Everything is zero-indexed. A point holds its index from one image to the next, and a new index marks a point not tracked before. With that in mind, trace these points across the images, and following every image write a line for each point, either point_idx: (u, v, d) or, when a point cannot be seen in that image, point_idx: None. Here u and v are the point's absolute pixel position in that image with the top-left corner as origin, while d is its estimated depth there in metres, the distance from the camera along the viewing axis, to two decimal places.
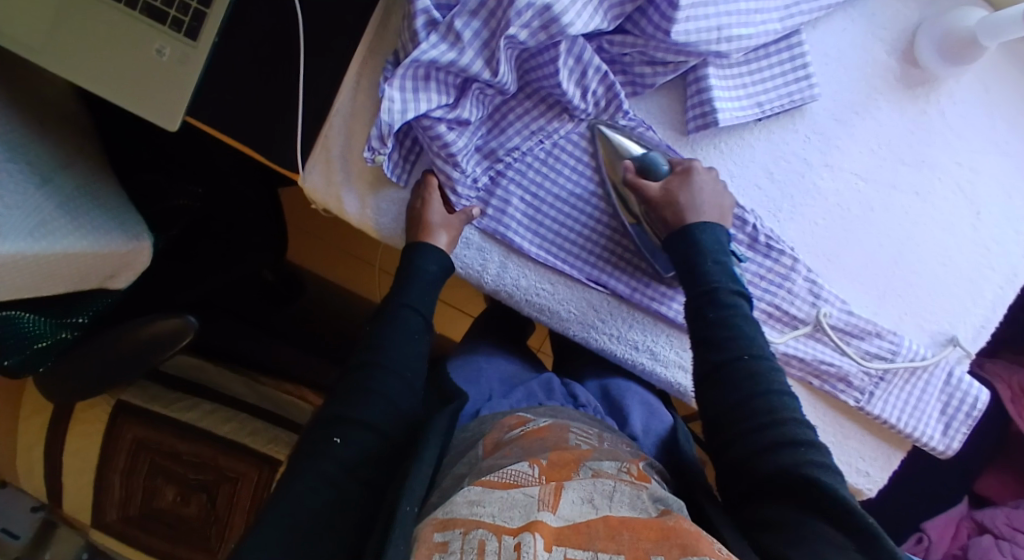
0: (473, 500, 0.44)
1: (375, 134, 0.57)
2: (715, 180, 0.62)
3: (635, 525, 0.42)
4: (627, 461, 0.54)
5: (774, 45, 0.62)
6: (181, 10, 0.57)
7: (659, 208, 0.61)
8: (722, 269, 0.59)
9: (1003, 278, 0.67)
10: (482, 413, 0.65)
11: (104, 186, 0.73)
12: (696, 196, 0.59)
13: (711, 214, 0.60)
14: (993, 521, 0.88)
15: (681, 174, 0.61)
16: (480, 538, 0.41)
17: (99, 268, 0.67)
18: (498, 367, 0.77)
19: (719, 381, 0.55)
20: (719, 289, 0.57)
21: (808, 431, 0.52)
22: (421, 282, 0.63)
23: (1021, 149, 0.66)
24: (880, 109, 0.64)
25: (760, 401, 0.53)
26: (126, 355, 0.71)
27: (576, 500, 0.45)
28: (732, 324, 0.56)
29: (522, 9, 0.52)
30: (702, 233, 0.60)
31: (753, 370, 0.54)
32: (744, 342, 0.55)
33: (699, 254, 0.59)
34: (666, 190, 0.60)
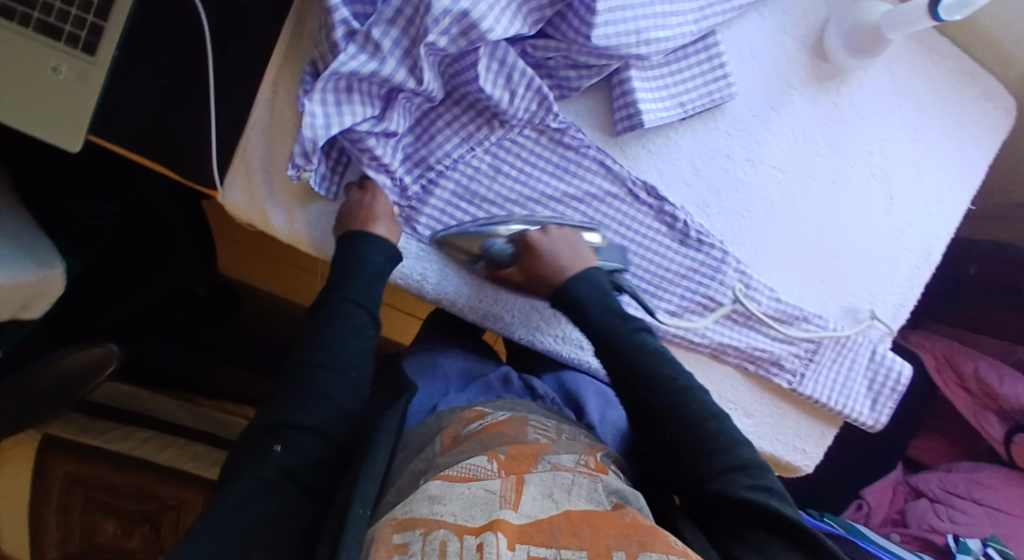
0: (433, 497, 0.43)
1: (297, 152, 0.55)
2: (558, 232, 0.62)
3: (596, 521, 0.42)
4: (584, 453, 0.53)
5: (692, 45, 0.63)
6: (77, 25, 0.53)
7: (530, 273, 0.62)
8: (612, 315, 0.59)
9: (917, 258, 0.70)
10: (439, 408, 0.64)
11: (11, 214, 0.69)
12: (552, 262, 0.61)
13: (572, 269, 0.61)
14: (929, 485, 0.91)
15: (525, 251, 0.61)
16: (441, 539, 0.40)
17: (8, 303, 0.63)
18: (456, 363, 0.75)
19: (655, 417, 0.55)
20: (613, 340, 0.57)
21: (743, 451, 0.52)
22: (360, 276, 0.58)
23: (931, 134, 0.69)
24: (795, 104, 0.66)
25: (698, 430, 0.53)
26: (50, 388, 0.67)
27: (538, 495, 0.45)
28: (642, 367, 0.56)
29: (439, 16, 0.51)
30: (579, 290, 0.60)
31: (683, 402, 0.55)
32: (665, 378, 0.56)
33: (584, 304, 0.60)
34: (525, 273, 0.62)
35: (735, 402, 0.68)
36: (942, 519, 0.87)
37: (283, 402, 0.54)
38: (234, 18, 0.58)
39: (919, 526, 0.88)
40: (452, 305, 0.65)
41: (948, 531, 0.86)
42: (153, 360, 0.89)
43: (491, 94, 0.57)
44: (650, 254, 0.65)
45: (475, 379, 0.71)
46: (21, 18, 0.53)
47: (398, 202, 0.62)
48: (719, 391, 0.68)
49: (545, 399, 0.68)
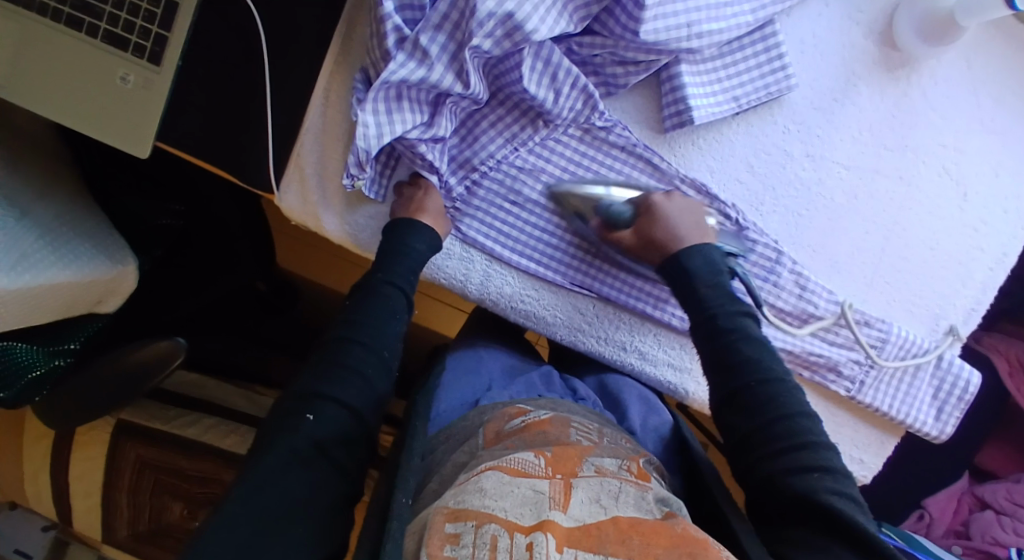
0: (485, 491, 0.44)
1: (352, 162, 0.56)
2: (680, 201, 0.61)
3: (646, 531, 0.42)
4: (627, 458, 0.53)
5: (747, 36, 0.61)
6: (142, 35, 0.56)
7: (644, 237, 0.62)
8: (720, 294, 0.58)
9: (989, 259, 0.66)
10: (481, 404, 0.65)
11: (86, 213, 0.73)
12: (672, 229, 0.60)
13: (688, 242, 0.60)
14: (995, 497, 0.87)
15: (646, 213, 0.61)
16: (492, 534, 0.40)
17: (84, 298, 0.68)
18: (498, 360, 0.75)
19: (740, 406, 0.53)
20: (712, 317, 0.56)
21: (828, 455, 0.49)
22: (400, 261, 0.59)
23: (1008, 128, 0.64)
24: (860, 95, 0.63)
25: (779, 425, 0.51)
26: (119, 379, 0.71)
27: (585, 500, 0.44)
28: (732, 351, 0.54)
29: (484, 19, 0.51)
30: (691, 260, 0.59)
31: (770, 393, 0.52)
32: (753, 366, 0.53)
33: (693, 276, 0.59)
34: (639, 237, 0.62)
35: None
36: (1007, 531, 0.84)
37: (316, 376, 0.54)
38: (287, 25, 0.59)
39: (983, 538, 0.86)
40: (495, 304, 0.65)
41: (1012, 543, 0.84)
42: (217, 351, 0.93)
43: (536, 94, 0.58)
44: None
45: (517, 377, 0.72)
46: (90, 28, 0.56)
47: (442, 202, 0.62)
48: None
49: (585, 400, 0.68)
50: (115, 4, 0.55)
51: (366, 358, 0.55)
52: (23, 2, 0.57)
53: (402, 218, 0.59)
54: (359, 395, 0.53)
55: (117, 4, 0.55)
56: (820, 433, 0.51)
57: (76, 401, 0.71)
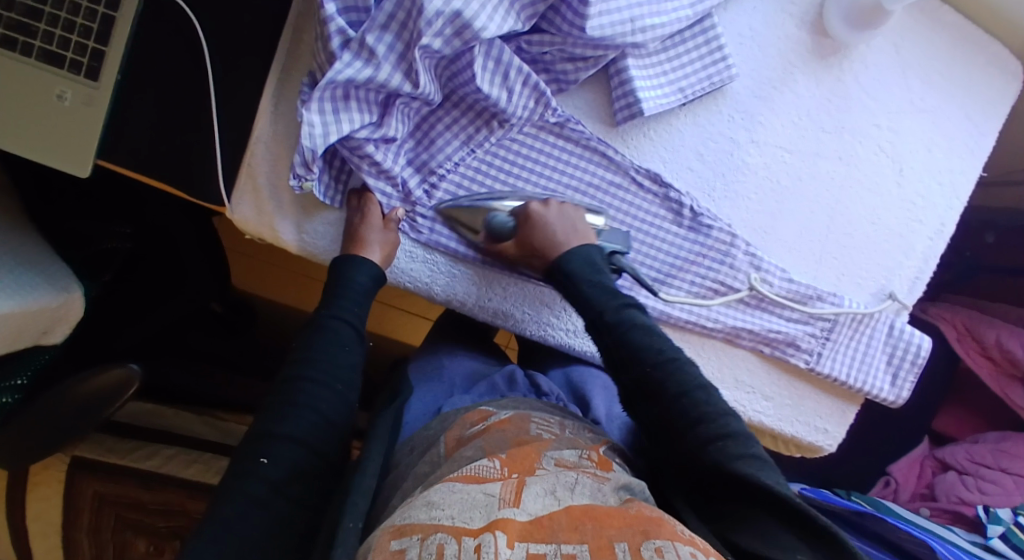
0: (431, 504, 0.44)
1: (298, 162, 0.56)
2: (560, 209, 0.61)
3: (599, 516, 0.42)
4: (586, 448, 0.54)
5: (688, 30, 0.63)
6: (79, 52, 0.55)
7: (528, 246, 0.61)
8: (602, 291, 0.58)
9: (930, 230, 0.69)
10: (443, 411, 0.65)
11: (26, 241, 0.70)
12: (548, 235, 0.60)
13: (569, 246, 0.60)
14: (955, 458, 0.90)
15: (525, 223, 0.60)
16: (439, 542, 0.39)
17: (32, 327, 0.65)
18: (463, 365, 0.75)
19: (648, 391, 0.54)
20: (604, 313, 0.57)
21: (728, 423, 0.50)
22: (347, 295, 0.59)
23: (937, 104, 0.68)
24: (797, 82, 0.65)
25: (681, 403, 0.52)
26: (76, 411, 0.69)
27: (540, 493, 0.44)
28: (631, 339, 0.55)
29: (432, 18, 0.51)
30: (569, 262, 0.60)
31: (668, 372, 0.53)
32: (652, 350, 0.55)
33: (575, 281, 0.59)
34: (521, 246, 0.61)
35: (753, 385, 0.68)
36: (970, 490, 0.87)
37: (272, 411, 0.53)
38: (230, 32, 0.58)
39: (948, 499, 0.88)
40: (461, 306, 0.65)
41: (978, 501, 0.86)
42: (177, 374, 0.89)
43: (490, 93, 0.58)
44: (655, 241, 0.65)
45: (479, 381, 0.71)
46: (23, 47, 0.55)
47: (402, 206, 0.62)
48: (737, 376, 0.67)
49: (549, 397, 0.68)
50: (49, 21, 0.54)
51: (319, 392, 0.54)
52: None
53: (343, 256, 0.59)
54: (311, 426, 0.53)
55: (51, 21, 0.54)
56: (721, 403, 0.53)
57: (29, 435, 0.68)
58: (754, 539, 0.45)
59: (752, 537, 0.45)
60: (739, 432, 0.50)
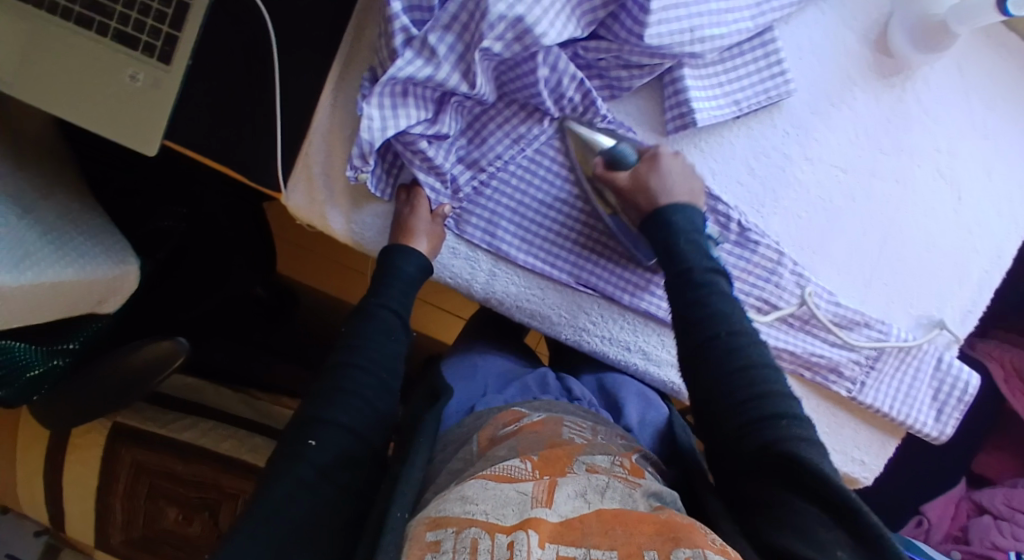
0: (466, 498, 0.45)
1: (355, 154, 0.57)
2: (683, 163, 0.61)
3: (630, 521, 0.42)
4: (619, 454, 0.55)
5: (747, 42, 0.62)
6: (152, 36, 0.57)
7: (640, 181, 0.60)
8: (699, 252, 0.57)
9: (985, 261, 0.67)
10: (477, 409, 0.65)
11: (88, 214, 0.73)
12: (664, 181, 0.59)
13: (677, 198, 0.59)
14: (992, 501, 0.88)
15: (648, 160, 0.60)
16: (474, 536, 0.41)
17: (87, 296, 0.67)
18: (494, 365, 0.76)
19: (706, 360, 0.52)
20: (697, 268, 0.55)
21: (789, 404, 0.49)
22: (397, 284, 0.61)
23: (1000, 133, 0.66)
24: (856, 99, 0.64)
25: (743, 376, 0.51)
26: (124, 380, 0.71)
27: (572, 494, 0.45)
28: (707, 303, 0.54)
29: (494, 21, 0.52)
30: (676, 216, 0.58)
31: (729, 344, 0.52)
32: (721, 319, 0.53)
33: (672, 234, 0.58)
34: (634, 179, 0.60)
35: None
36: (1005, 536, 0.85)
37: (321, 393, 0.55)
38: (295, 24, 0.60)
39: (981, 543, 0.86)
40: (499, 304, 0.66)
41: (1010, 547, 0.84)
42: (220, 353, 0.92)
43: (543, 96, 0.59)
44: None
45: (513, 381, 0.72)
46: (100, 28, 0.57)
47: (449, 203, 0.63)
48: None
49: (580, 401, 0.68)
50: (126, 4, 0.57)
51: (366, 381, 0.55)
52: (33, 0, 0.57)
53: (394, 244, 0.60)
54: (361, 416, 0.54)
55: (128, 4, 0.57)
56: (780, 380, 0.52)
57: (78, 397, 0.72)
58: (786, 532, 0.44)
59: (784, 529, 0.44)
60: (795, 414, 0.49)
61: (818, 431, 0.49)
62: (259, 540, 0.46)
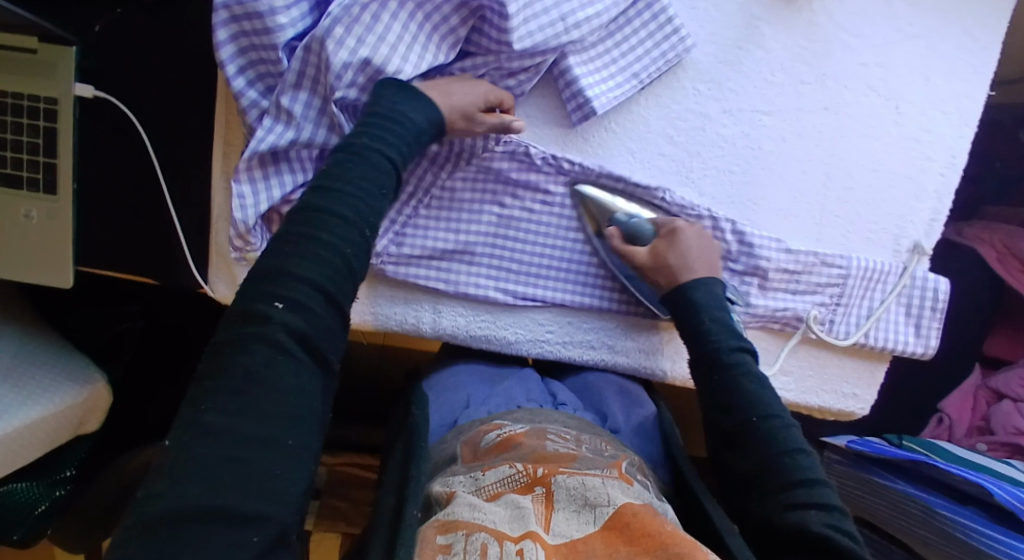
0: (474, 503, 0.41)
1: (233, 235, 0.54)
2: (702, 236, 0.60)
3: (636, 537, 0.39)
4: (607, 466, 0.48)
5: (632, 8, 0.58)
6: (33, 169, 0.56)
7: (658, 258, 0.58)
8: (724, 328, 0.54)
9: (940, 165, 0.63)
10: (458, 423, 0.59)
11: (44, 341, 0.73)
12: (683, 256, 0.57)
13: (694, 272, 0.57)
14: (1009, 386, 0.85)
15: (667, 237, 0.59)
16: (482, 540, 0.37)
17: (64, 425, 0.68)
18: (475, 371, 0.67)
19: (740, 443, 0.49)
20: (719, 353, 0.52)
21: (826, 492, 0.44)
22: (389, 127, 0.47)
23: (927, 24, 0.61)
24: (764, 36, 0.60)
25: (781, 459, 0.46)
26: (120, 492, 0.71)
27: (570, 514, 0.42)
28: (744, 385, 0.50)
29: (340, 70, 0.50)
30: (698, 290, 0.56)
31: (768, 432, 0.47)
32: (757, 405, 0.49)
33: (697, 311, 0.55)
34: (653, 255, 0.59)
35: (769, 363, 0.65)
36: None
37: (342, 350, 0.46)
38: (168, 115, 0.58)
39: (1005, 430, 0.82)
40: (454, 337, 0.64)
41: None
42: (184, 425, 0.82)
43: None
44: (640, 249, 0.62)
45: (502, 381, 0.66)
46: None
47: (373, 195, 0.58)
48: None
49: (565, 407, 0.61)
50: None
51: (346, 236, 0.40)
52: None
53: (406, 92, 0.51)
54: (330, 266, 0.38)
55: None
56: (821, 472, 0.46)
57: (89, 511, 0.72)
58: None
59: None
60: (831, 503, 0.43)
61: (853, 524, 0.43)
62: (205, 461, 0.31)
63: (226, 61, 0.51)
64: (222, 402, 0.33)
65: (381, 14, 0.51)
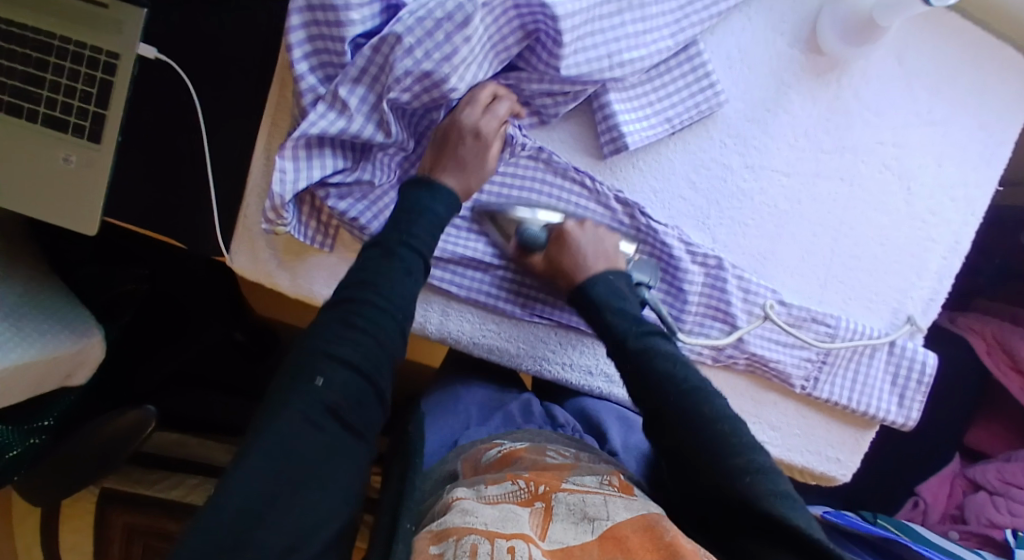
0: (465, 509, 0.44)
1: (267, 207, 0.55)
2: (593, 230, 0.61)
3: (632, 548, 0.41)
4: (608, 473, 0.51)
5: (673, 58, 0.62)
6: (80, 116, 0.57)
7: (555, 263, 0.60)
8: (628, 319, 0.55)
9: (943, 248, 0.66)
10: (459, 444, 0.60)
11: (50, 289, 0.74)
12: (577, 253, 0.59)
13: (595, 268, 0.59)
14: (986, 477, 0.86)
15: (556, 240, 0.60)
16: (472, 542, 0.41)
17: (55, 373, 0.67)
18: (478, 394, 0.69)
19: (667, 420, 0.50)
20: (627, 338, 0.54)
21: (759, 458, 0.46)
22: (416, 219, 0.53)
23: (947, 117, 0.65)
24: (792, 103, 0.64)
25: (708, 431, 0.47)
26: (104, 450, 0.72)
27: (568, 523, 0.44)
28: (656, 367, 0.51)
29: (401, 76, 0.52)
30: (596, 287, 0.58)
31: (690, 404, 0.49)
32: (674, 380, 0.50)
33: (601, 308, 0.57)
34: (549, 262, 0.60)
35: (759, 415, 0.66)
36: (1000, 513, 0.83)
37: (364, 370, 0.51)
38: (222, 87, 0.60)
39: (979, 521, 0.84)
40: (457, 343, 0.65)
41: (1007, 524, 0.82)
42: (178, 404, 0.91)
43: None
44: None
45: (496, 409, 0.66)
46: (28, 113, 0.58)
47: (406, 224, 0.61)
48: (741, 404, 0.66)
49: (565, 429, 0.63)
50: (51, 88, 0.57)
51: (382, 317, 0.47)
52: None
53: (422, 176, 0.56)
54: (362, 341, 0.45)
55: (53, 88, 0.57)
56: (750, 435, 0.48)
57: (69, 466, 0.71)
58: None
59: None
60: (767, 466, 0.46)
61: (788, 484, 0.45)
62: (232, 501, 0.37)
63: (294, 44, 0.53)
64: (261, 453, 0.39)
65: (455, 42, 0.52)
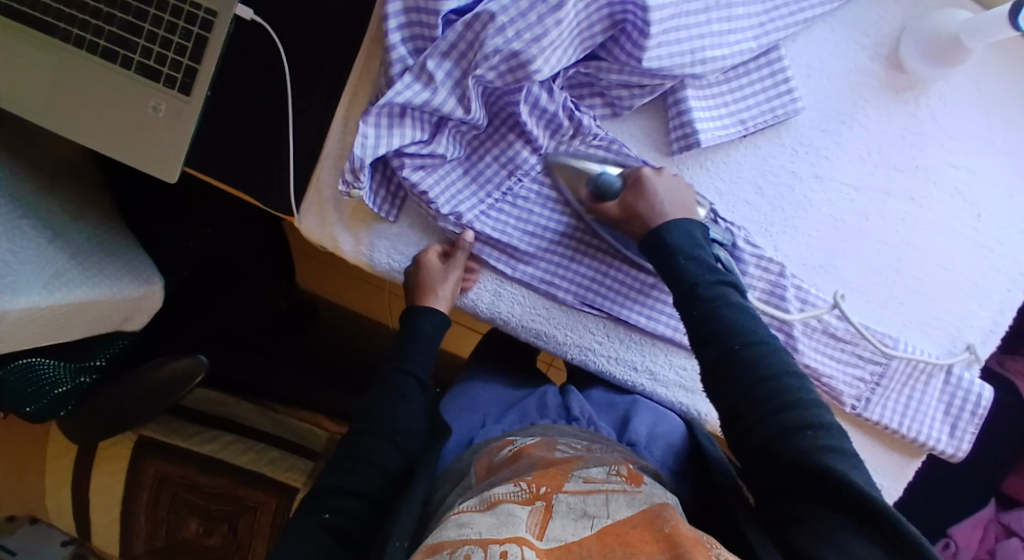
0: (462, 522, 0.42)
1: (347, 169, 0.57)
2: (670, 179, 0.60)
3: (631, 541, 0.39)
4: (615, 462, 0.50)
5: (753, 61, 0.62)
6: (173, 67, 0.59)
7: (631, 212, 0.59)
8: (699, 265, 0.54)
9: (1007, 280, 0.65)
10: (474, 441, 0.61)
11: (118, 235, 0.76)
12: (654, 201, 0.58)
13: (669, 217, 0.57)
14: (1022, 524, 0.85)
15: (634, 186, 0.59)
16: (466, 554, 0.38)
17: (112, 316, 0.69)
18: (497, 393, 0.71)
19: (724, 372, 0.49)
20: (699, 286, 0.53)
21: (818, 414, 0.46)
22: (413, 345, 0.64)
23: (1022, 149, 0.65)
24: (868, 118, 0.64)
25: (769, 383, 0.47)
26: (146, 394, 0.71)
27: (570, 519, 0.41)
28: (724, 314, 0.51)
29: (490, 53, 0.54)
30: (670, 233, 0.57)
31: (752, 356, 0.48)
32: (738, 330, 0.50)
33: (672, 253, 0.56)
34: (624, 208, 0.59)
35: None
36: None
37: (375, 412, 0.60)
38: (311, 52, 0.62)
39: None
40: (505, 325, 0.66)
41: None
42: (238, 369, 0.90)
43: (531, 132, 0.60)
44: None
45: (516, 405, 0.68)
46: (123, 60, 0.60)
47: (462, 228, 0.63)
48: None
49: (579, 421, 0.63)
50: (148, 38, 0.59)
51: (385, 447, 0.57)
52: (61, 35, 0.60)
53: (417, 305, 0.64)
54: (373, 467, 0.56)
55: (149, 38, 0.59)
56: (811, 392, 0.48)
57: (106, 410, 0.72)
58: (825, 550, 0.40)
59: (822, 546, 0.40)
60: (827, 424, 0.45)
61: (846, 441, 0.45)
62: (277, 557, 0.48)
63: (391, 15, 0.55)
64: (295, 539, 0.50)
65: (546, 24, 0.53)
